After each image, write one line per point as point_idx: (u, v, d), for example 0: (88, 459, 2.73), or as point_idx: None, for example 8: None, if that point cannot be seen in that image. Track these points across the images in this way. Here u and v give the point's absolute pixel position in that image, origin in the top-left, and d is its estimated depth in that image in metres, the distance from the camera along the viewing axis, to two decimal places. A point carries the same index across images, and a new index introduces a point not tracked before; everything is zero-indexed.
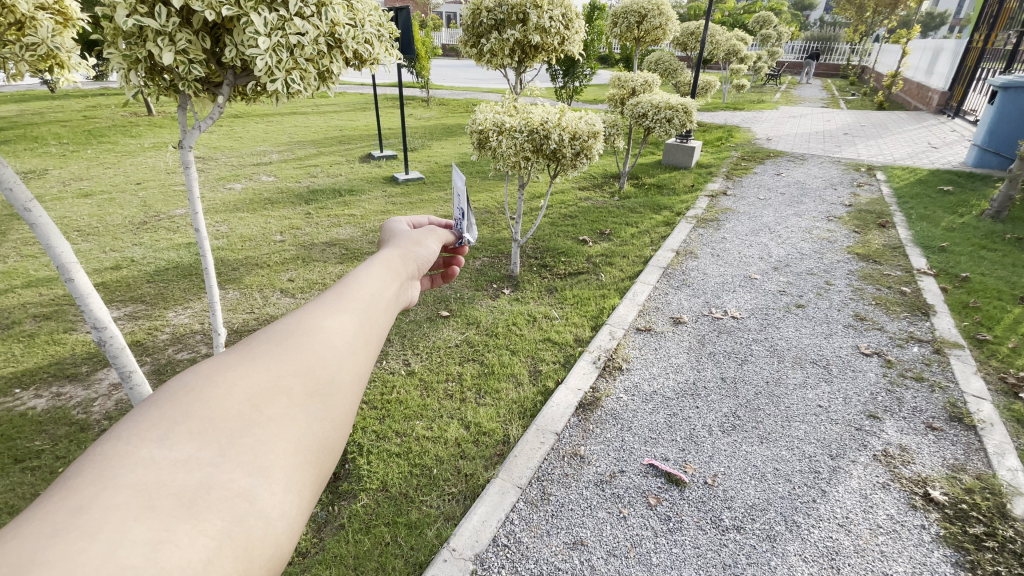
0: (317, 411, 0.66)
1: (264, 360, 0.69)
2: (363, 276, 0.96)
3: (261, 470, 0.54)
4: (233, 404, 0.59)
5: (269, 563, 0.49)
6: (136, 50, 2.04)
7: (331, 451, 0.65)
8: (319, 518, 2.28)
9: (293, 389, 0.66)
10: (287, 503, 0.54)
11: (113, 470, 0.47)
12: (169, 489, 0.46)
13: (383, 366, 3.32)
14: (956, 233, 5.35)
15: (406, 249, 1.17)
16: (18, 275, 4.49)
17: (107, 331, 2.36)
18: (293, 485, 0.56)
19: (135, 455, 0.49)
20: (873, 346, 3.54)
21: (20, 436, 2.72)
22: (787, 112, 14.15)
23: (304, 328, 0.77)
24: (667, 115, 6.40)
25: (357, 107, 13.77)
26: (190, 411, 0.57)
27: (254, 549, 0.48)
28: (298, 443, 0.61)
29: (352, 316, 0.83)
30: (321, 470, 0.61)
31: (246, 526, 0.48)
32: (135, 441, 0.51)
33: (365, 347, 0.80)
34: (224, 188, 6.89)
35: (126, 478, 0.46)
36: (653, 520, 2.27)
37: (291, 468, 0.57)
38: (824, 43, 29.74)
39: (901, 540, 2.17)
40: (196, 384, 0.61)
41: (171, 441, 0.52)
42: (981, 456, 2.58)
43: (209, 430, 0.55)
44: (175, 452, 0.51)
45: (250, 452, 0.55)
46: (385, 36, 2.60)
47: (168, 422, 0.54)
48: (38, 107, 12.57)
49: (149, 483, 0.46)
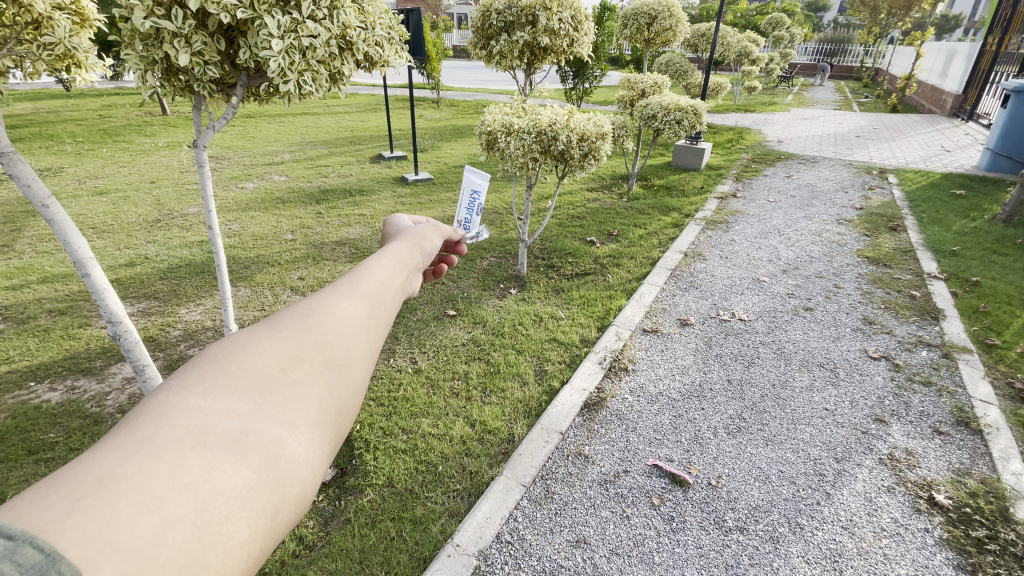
0: (335, 378, 0.71)
1: (289, 330, 0.74)
2: (375, 264, 0.99)
3: (289, 422, 0.61)
4: (263, 366, 0.66)
5: (297, 501, 0.56)
6: (152, 51, 2.09)
7: (350, 413, 0.70)
8: (325, 512, 2.32)
9: (314, 358, 0.71)
10: (310, 453, 0.60)
11: (168, 414, 0.55)
12: (215, 430, 0.55)
13: (390, 364, 3.36)
14: (968, 237, 5.29)
15: (414, 242, 1.19)
16: (34, 271, 4.60)
17: (122, 325, 2.41)
18: (317, 438, 0.63)
19: (185, 403, 0.57)
20: (881, 350, 3.51)
21: (34, 428, 2.80)
22: (799, 114, 14.04)
23: (324, 305, 0.81)
24: (677, 116, 6.39)
25: (369, 108, 13.89)
26: (229, 370, 0.64)
27: (285, 487, 0.56)
28: (319, 403, 0.66)
29: (366, 297, 0.87)
30: (340, 429, 0.67)
31: (278, 466, 0.56)
32: (184, 393, 0.58)
33: (379, 324, 0.84)
34: (236, 187, 6.99)
35: (180, 420, 0.54)
36: (656, 520, 2.28)
37: (314, 424, 0.64)
38: (838, 43, 29.41)
39: (904, 543, 2.16)
40: (232, 349, 0.67)
41: (213, 393, 0.60)
42: (986, 460, 2.56)
43: (245, 386, 0.62)
44: (217, 403, 0.58)
45: (280, 407, 0.62)
46: (396, 39, 2.64)
47: (210, 379, 0.62)
48: (54, 106, 12.83)
49: (199, 425, 0.54)
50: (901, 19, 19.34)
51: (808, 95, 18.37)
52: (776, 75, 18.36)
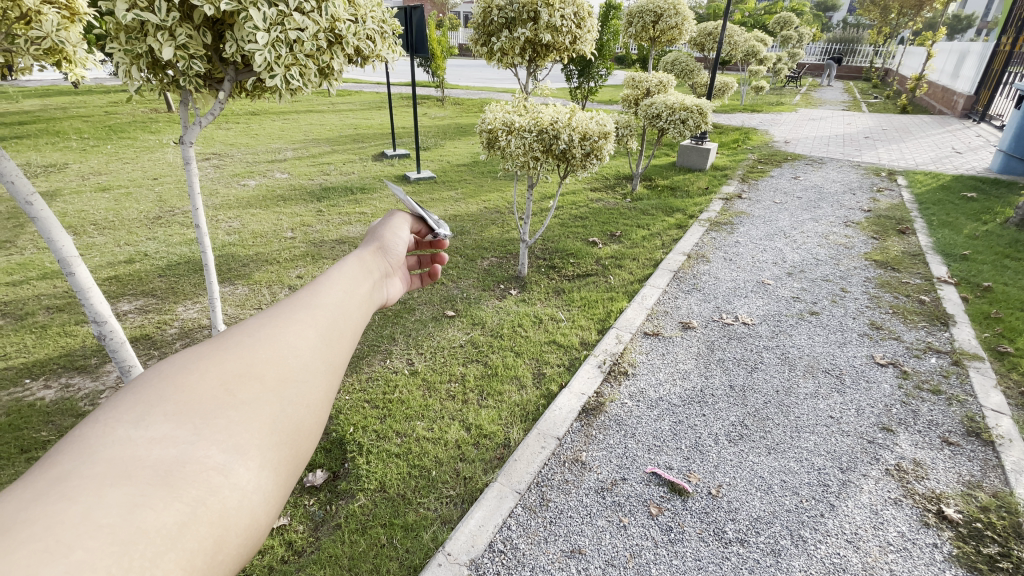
0: (292, 395, 0.67)
1: (237, 348, 0.70)
2: (337, 275, 0.98)
3: (237, 447, 0.56)
4: (207, 389, 0.61)
5: (243, 533, 0.52)
6: (136, 44, 2.07)
7: (311, 432, 0.66)
8: (316, 516, 2.27)
9: (266, 375, 0.67)
10: (261, 479, 0.56)
11: (91, 448, 0.49)
12: (146, 462, 0.49)
13: (386, 365, 3.31)
14: (979, 241, 5.18)
15: (379, 247, 1.20)
16: (33, 266, 4.58)
17: (107, 325, 2.38)
18: (268, 463, 0.58)
19: (112, 435, 0.52)
20: (889, 356, 3.43)
21: (26, 426, 2.76)
22: (807, 114, 13.87)
23: (277, 320, 0.78)
24: (681, 116, 6.29)
25: (373, 105, 13.85)
26: (165, 394, 0.59)
27: (229, 520, 0.50)
28: (274, 423, 0.62)
29: (326, 310, 0.84)
30: (298, 450, 0.63)
31: (220, 497, 0.50)
32: (109, 425, 0.53)
33: (339, 338, 0.81)
34: (238, 184, 6.98)
35: (104, 454, 0.49)
36: (654, 530, 2.22)
37: (267, 446, 0.59)
38: (846, 43, 29.06)
39: (912, 559, 2.08)
40: (170, 372, 0.62)
41: (146, 422, 0.54)
42: (998, 473, 2.48)
43: (185, 410, 0.57)
44: (150, 431, 0.53)
45: (225, 431, 0.57)
46: (388, 33, 2.61)
47: (144, 406, 0.56)
48: (62, 102, 12.86)
49: (126, 457, 0.49)
50: (911, 18, 19.09)
51: (816, 95, 18.21)
52: (784, 75, 18.15)
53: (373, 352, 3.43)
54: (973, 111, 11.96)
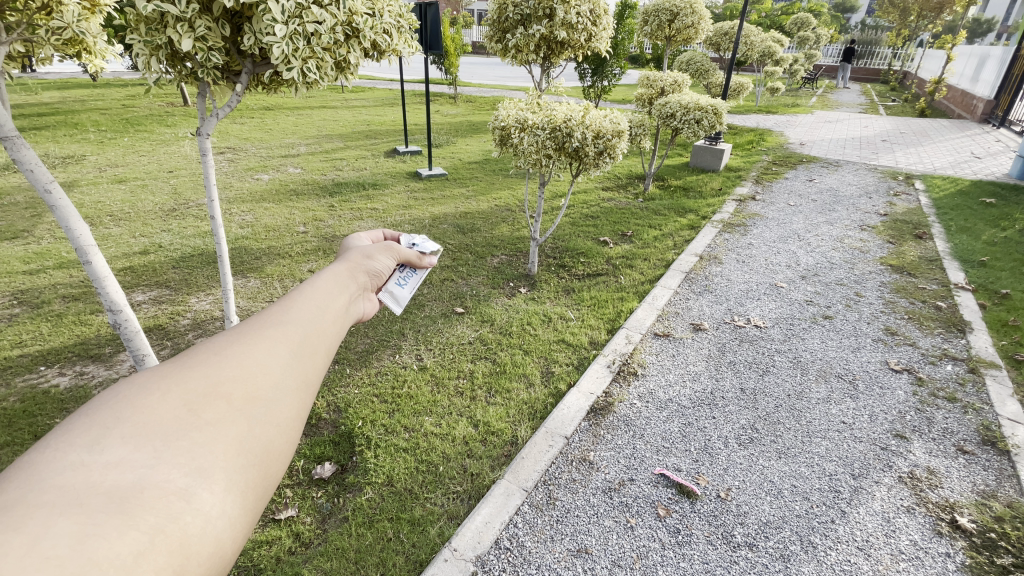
0: (260, 414, 0.65)
1: (203, 366, 0.67)
2: (314, 286, 0.96)
3: (200, 471, 0.53)
4: (170, 409, 0.58)
5: (207, 561, 0.49)
6: (156, 36, 2.10)
7: (281, 453, 0.64)
8: (324, 508, 2.29)
9: (233, 395, 0.64)
10: (226, 503, 0.54)
11: (42, 475, 0.47)
12: (100, 489, 0.46)
13: (396, 360, 3.32)
14: (997, 248, 5.07)
15: (357, 262, 1.16)
16: (50, 256, 4.66)
17: (123, 314, 2.42)
18: (234, 486, 0.56)
19: (63, 460, 0.49)
20: (903, 362, 3.37)
21: (41, 412, 2.82)
22: (823, 116, 13.65)
23: (249, 335, 0.76)
24: (697, 115, 6.21)
25: (386, 102, 13.92)
26: (124, 417, 0.56)
27: (190, 548, 0.48)
28: (241, 444, 0.60)
29: (300, 324, 0.82)
30: (266, 472, 0.61)
31: (181, 524, 0.48)
32: (61, 450, 0.50)
33: (313, 353, 0.79)
34: (252, 178, 7.04)
35: (54, 480, 0.46)
36: (662, 532, 2.20)
37: (233, 469, 0.57)
38: (864, 45, 28.70)
39: (924, 568, 2.04)
40: (129, 394, 0.59)
41: (102, 446, 0.51)
42: (1013, 484, 2.43)
43: (145, 432, 0.54)
44: (105, 455, 0.50)
45: (188, 454, 0.54)
46: (405, 28, 2.63)
47: (101, 428, 0.54)
48: (80, 95, 13.07)
49: (79, 483, 0.46)
50: (930, 21, 18.77)
51: (832, 96, 18.02)
52: (800, 76, 17.88)
53: (382, 347, 3.45)
54: (994, 115, 11.72)
